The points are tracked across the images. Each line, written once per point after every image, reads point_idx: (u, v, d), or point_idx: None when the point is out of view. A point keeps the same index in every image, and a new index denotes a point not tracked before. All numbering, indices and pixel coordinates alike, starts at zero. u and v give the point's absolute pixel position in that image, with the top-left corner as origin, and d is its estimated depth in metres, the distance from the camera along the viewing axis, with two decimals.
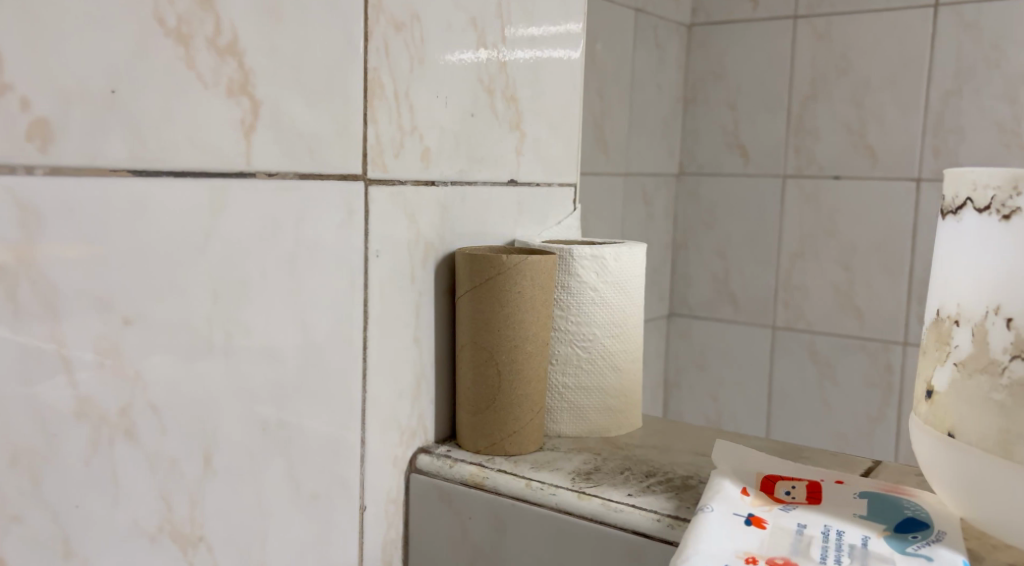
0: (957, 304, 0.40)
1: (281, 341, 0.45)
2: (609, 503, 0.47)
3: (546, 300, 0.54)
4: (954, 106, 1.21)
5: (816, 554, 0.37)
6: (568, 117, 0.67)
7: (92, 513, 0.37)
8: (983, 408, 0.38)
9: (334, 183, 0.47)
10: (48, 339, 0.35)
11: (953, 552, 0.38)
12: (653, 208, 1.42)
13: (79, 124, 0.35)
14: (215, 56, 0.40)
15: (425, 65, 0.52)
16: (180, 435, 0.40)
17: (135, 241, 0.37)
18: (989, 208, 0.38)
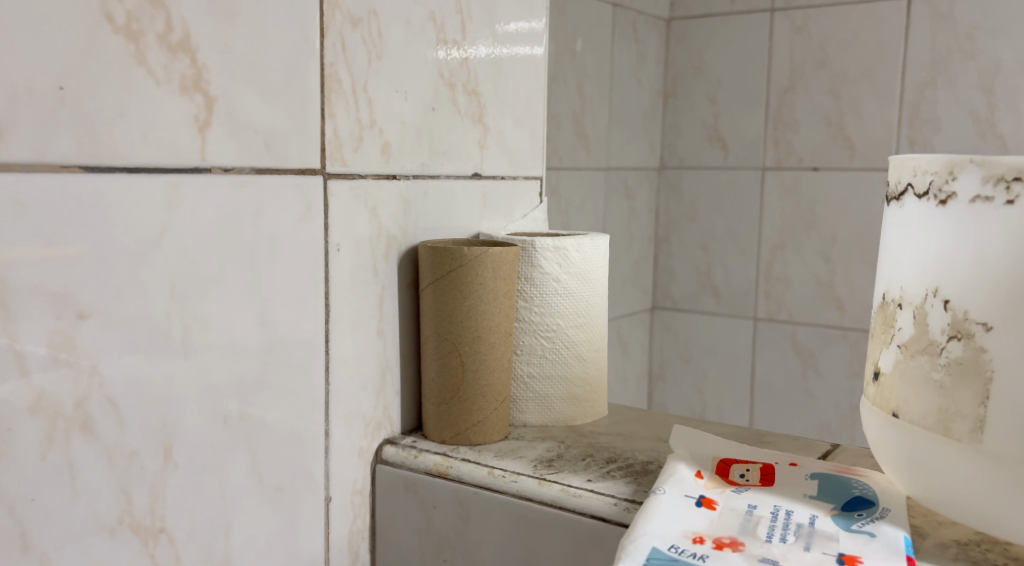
0: (900, 288, 0.41)
1: (241, 335, 0.46)
2: (568, 488, 0.47)
3: (508, 291, 0.55)
4: (928, 97, 1.22)
5: (763, 533, 0.38)
6: (533, 111, 0.68)
7: (50, 507, 0.37)
8: (925, 388, 0.39)
9: (293, 178, 0.47)
10: (1, 335, 0.35)
11: (896, 528, 0.39)
12: (635, 202, 1.43)
13: (27, 122, 0.35)
14: (167, 53, 0.40)
15: (384, 61, 0.53)
16: (139, 428, 0.41)
17: (87, 237, 0.38)
18: (928, 194, 0.39)
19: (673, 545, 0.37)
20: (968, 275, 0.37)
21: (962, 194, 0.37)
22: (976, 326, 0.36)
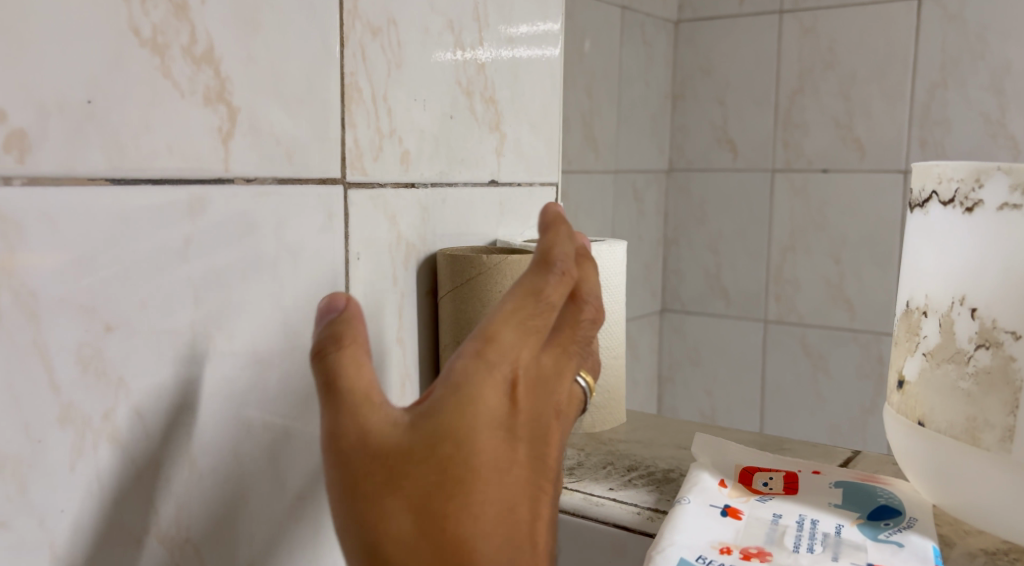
0: (925, 295, 0.41)
1: (264, 344, 0.46)
2: (590, 497, 0.47)
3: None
4: (939, 97, 1.22)
5: (790, 544, 0.38)
6: (548, 116, 0.68)
7: (78, 519, 0.38)
8: (952, 396, 0.39)
9: (314, 188, 0.47)
10: (30, 348, 0.35)
11: (924, 538, 0.39)
12: (644, 205, 1.43)
13: (55, 136, 0.35)
14: (191, 65, 0.40)
15: (403, 69, 0.53)
16: (164, 438, 0.41)
17: (115, 249, 0.38)
18: (954, 201, 0.39)
19: (700, 556, 0.37)
20: (997, 283, 0.36)
21: (989, 203, 0.37)
22: (1004, 334, 0.36)
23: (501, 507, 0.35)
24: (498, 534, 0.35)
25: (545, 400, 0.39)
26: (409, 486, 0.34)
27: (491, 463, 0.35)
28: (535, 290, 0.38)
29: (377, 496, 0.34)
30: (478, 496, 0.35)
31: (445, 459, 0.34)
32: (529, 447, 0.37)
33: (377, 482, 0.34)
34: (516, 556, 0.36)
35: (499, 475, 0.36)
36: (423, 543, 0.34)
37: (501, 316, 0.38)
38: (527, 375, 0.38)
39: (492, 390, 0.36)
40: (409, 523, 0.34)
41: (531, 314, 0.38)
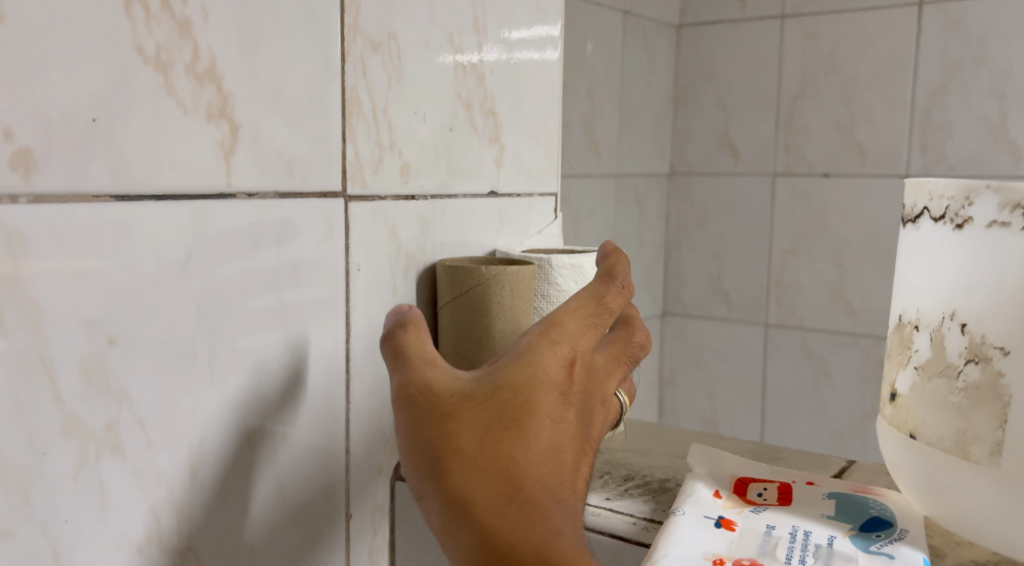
0: (917, 310, 0.41)
1: (265, 355, 0.46)
2: (587, 507, 0.48)
3: (526, 308, 0.56)
4: (940, 103, 1.22)
5: (782, 555, 0.39)
6: (547, 126, 0.68)
7: (81, 528, 0.38)
8: (942, 410, 0.39)
9: (315, 201, 0.48)
10: (35, 361, 0.36)
11: (914, 550, 0.39)
12: (645, 208, 1.43)
13: (61, 153, 0.36)
14: (194, 82, 0.41)
15: (404, 83, 0.53)
16: (166, 449, 0.42)
17: (117, 263, 0.38)
18: (944, 218, 0.39)
19: None
20: (986, 300, 0.37)
21: (978, 219, 0.37)
22: (993, 350, 0.37)
23: (554, 450, 0.38)
24: (551, 473, 0.38)
25: (595, 381, 0.42)
26: (475, 414, 0.38)
27: (548, 413, 0.39)
28: (597, 294, 0.43)
29: (444, 422, 0.38)
30: (536, 434, 0.38)
31: (507, 399, 0.39)
32: (581, 414, 0.40)
33: (445, 413, 0.39)
34: (566, 498, 0.38)
35: (554, 423, 0.39)
36: (484, 462, 0.37)
37: (566, 308, 0.42)
38: (584, 355, 0.41)
39: (554, 359, 0.40)
40: (472, 443, 0.37)
41: (594, 311, 0.42)
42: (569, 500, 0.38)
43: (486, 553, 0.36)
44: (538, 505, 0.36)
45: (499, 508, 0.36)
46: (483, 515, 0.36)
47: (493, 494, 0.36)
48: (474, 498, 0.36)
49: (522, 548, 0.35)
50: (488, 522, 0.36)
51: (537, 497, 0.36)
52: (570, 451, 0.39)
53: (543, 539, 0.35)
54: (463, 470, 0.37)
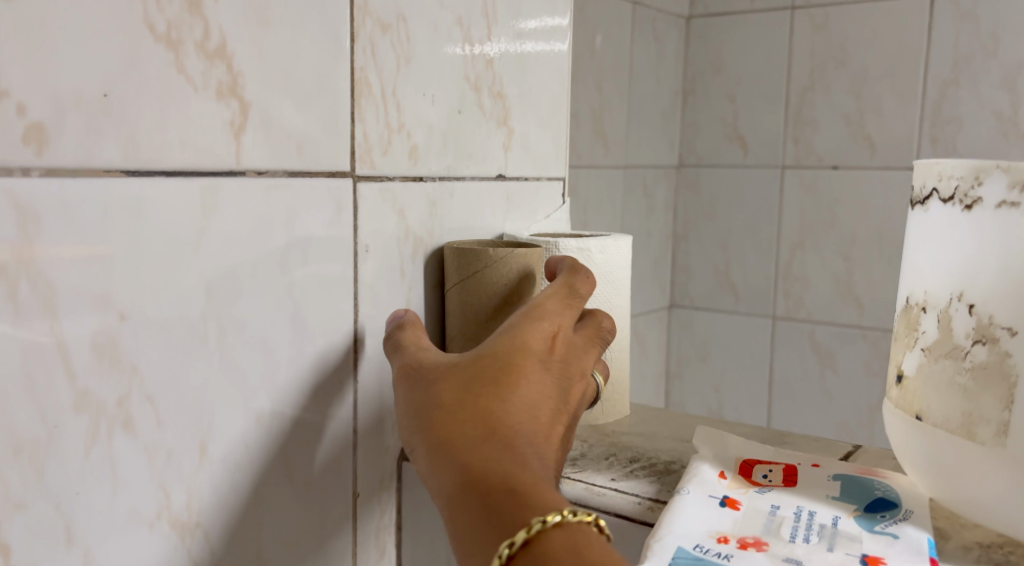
0: (925, 291, 0.41)
1: (274, 334, 0.47)
2: (592, 487, 0.48)
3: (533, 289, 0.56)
4: (951, 96, 1.22)
5: (787, 534, 0.39)
6: (556, 112, 0.68)
7: (93, 502, 0.39)
8: (948, 391, 0.39)
9: (324, 181, 0.48)
10: (48, 337, 0.36)
11: (919, 530, 0.39)
12: (653, 200, 1.43)
13: (73, 129, 0.36)
14: (204, 60, 0.41)
15: (412, 65, 0.53)
16: (176, 425, 0.42)
17: (128, 240, 0.39)
18: (953, 198, 0.39)
19: (698, 545, 0.38)
20: (994, 280, 0.37)
21: (988, 200, 0.37)
22: (1000, 330, 0.37)
23: (530, 404, 0.42)
24: (526, 420, 0.41)
25: (570, 359, 0.47)
26: (461, 375, 0.43)
27: (528, 374, 0.43)
28: (571, 285, 0.50)
29: (434, 384, 0.43)
30: (514, 389, 0.42)
31: (490, 362, 0.43)
32: (556, 384, 0.45)
33: (436, 380, 0.44)
34: (537, 444, 0.40)
35: (531, 382, 0.43)
36: (465, 407, 0.41)
37: (544, 295, 0.49)
38: (560, 334, 0.47)
39: (533, 334, 0.46)
40: (456, 395, 0.42)
41: (564, 298, 0.49)
42: (541, 447, 0.40)
43: (460, 480, 0.37)
44: (509, 441, 0.39)
45: (473, 442, 0.39)
46: (459, 450, 0.39)
47: (471, 432, 0.39)
48: (453, 435, 0.39)
49: (490, 472, 0.37)
50: (464, 454, 0.38)
51: (510, 435, 0.39)
52: (543, 410, 0.42)
53: (510, 465, 0.37)
54: (446, 416, 0.40)
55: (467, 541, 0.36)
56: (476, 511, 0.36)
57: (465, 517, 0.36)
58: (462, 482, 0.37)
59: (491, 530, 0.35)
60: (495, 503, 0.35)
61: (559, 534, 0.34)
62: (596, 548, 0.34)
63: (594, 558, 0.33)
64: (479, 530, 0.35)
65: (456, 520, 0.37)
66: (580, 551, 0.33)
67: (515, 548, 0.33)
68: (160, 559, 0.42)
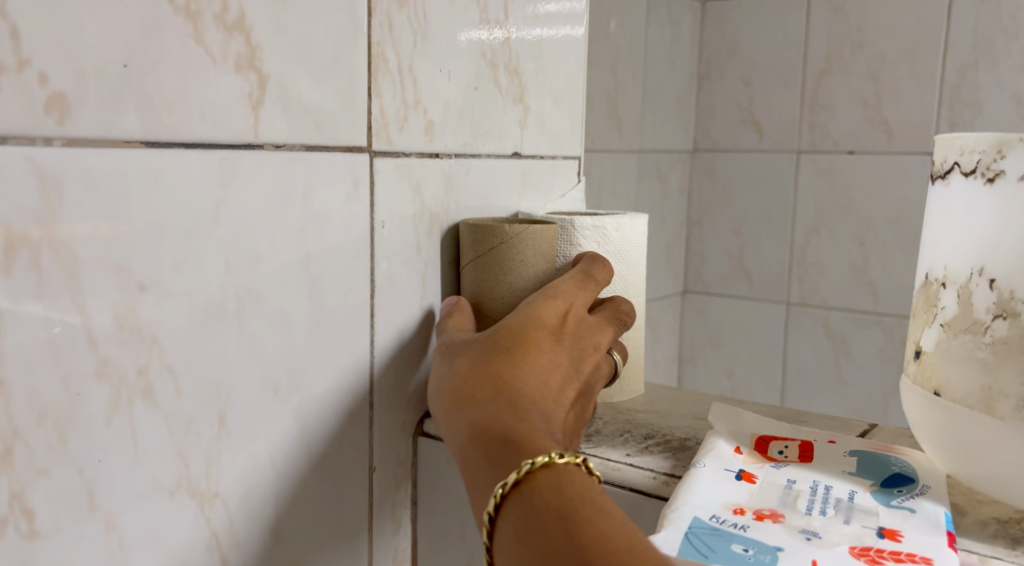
0: (944, 267, 0.41)
1: (292, 308, 0.47)
2: (608, 462, 0.48)
3: (547, 267, 0.56)
4: (970, 79, 1.20)
5: (803, 507, 0.39)
6: (572, 91, 0.68)
7: (115, 469, 0.39)
8: (967, 366, 0.39)
9: (341, 156, 0.48)
10: (70, 305, 0.37)
11: (936, 504, 0.39)
12: (667, 185, 1.42)
13: (95, 99, 0.36)
14: (223, 33, 0.41)
15: (429, 40, 0.53)
16: (195, 395, 0.42)
17: (148, 211, 0.39)
18: (975, 172, 0.39)
19: (714, 516, 0.38)
20: (1018, 254, 0.37)
21: (1011, 173, 0.37)
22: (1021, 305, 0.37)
23: (542, 369, 0.45)
24: (535, 381, 0.44)
25: (583, 333, 0.50)
26: (480, 344, 0.47)
27: (541, 343, 0.47)
28: (586, 272, 0.54)
29: (458, 356, 0.47)
30: (529, 355, 0.45)
31: (507, 332, 0.47)
32: (569, 355, 0.48)
33: (460, 352, 0.48)
34: (546, 404, 0.43)
35: (545, 350, 0.46)
36: (479, 370, 0.44)
37: (561, 279, 0.53)
38: (574, 310, 0.50)
39: (547, 308, 0.49)
40: (475, 361, 0.45)
41: (580, 281, 0.53)
42: (549, 406, 0.44)
43: (469, 433, 0.41)
44: (518, 399, 0.42)
45: (483, 399, 0.42)
46: (471, 407, 0.43)
47: (483, 392, 0.43)
48: (468, 395, 0.43)
49: (495, 424, 0.40)
50: (474, 411, 0.42)
51: (519, 393, 0.43)
52: (555, 376, 0.46)
53: (513, 418, 0.41)
54: (464, 380, 0.44)
55: (474, 486, 0.39)
56: (481, 458, 0.40)
57: (474, 466, 0.40)
58: (471, 435, 0.41)
59: (492, 474, 0.39)
60: (496, 450, 0.39)
61: (545, 473, 0.37)
62: (578, 484, 0.36)
63: (576, 492, 0.36)
64: (483, 474, 0.39)
65: (466, 469, 0.41)
66: (562, 486, 0.36)
67: (508, 488, 0.37)
68: (180, 527, 0.43)
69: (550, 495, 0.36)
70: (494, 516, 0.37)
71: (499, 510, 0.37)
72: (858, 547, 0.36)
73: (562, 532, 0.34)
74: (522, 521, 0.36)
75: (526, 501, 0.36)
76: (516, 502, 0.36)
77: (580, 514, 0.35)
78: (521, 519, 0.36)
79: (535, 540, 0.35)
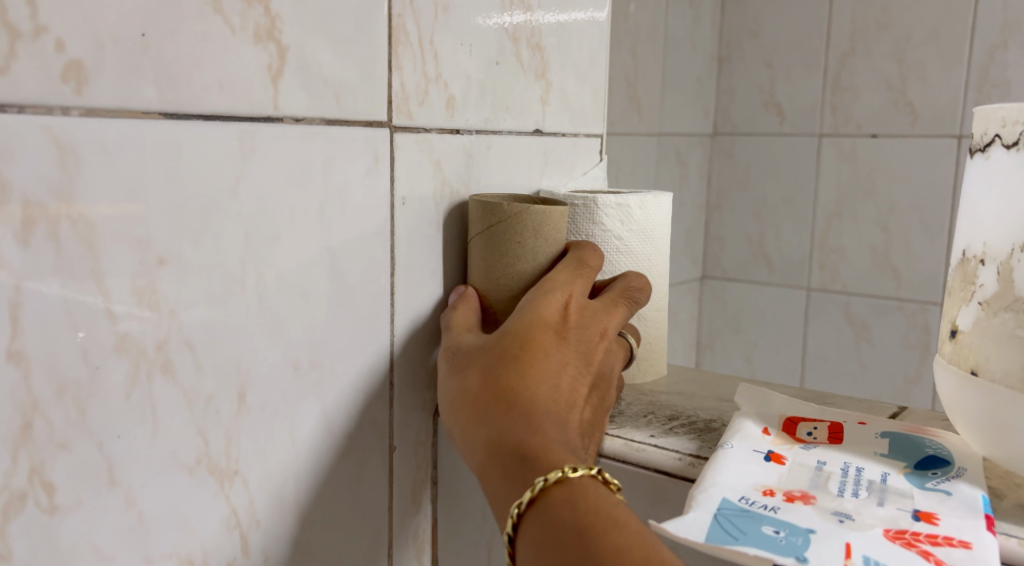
0: (983, 243, 0.40)
1: (312, 284, 0.46)
2: (632, 443, 0.47)
3: (552, 249, 0.53)
4: (999, 60, 1.17)
5: (834, 489, 0.38)
6: (595, 68, 0.67)
7: (135, 445, 0.39)
8: (1007, 345, 0.38)
9: (360, 130, 0.47)
10: (88, 278, 0.36)
11: (973, 487, 0.38)
12: (687, 168, 1.41)
13: (113, 68, 0.36)
14: (242, 2, 0.40)
15: (450, 13, 0.52)
16: (215, 372, 0.42)
17: (166, 184, 0.38)
18: (1018, 144, 0.37)
19: (743, 497, 0.37)
20: None
21: None
22: None
23: (552, 372, 0.44)
24: (546, 388, 0.43)
25: (587, 322, 0.48)
26: (486, 351, 0.45)
27: (547, 343, 0.45)
28: (580, 257, 0.52)
29: (465, 367, 0.46)
30: (537, 360, 0.44)
31: (511, 335, 0.45)
32: (578, 350, 0.47)
33: (465, 360, 0.46)
34: (558, 410, 0.43)
35: (552, 351, 0.45)
36: (488, 383, 0.43)
37: (556, 269, 0.51)
38: (575, 301, 0.48)
39: (549, 304, 0.47)
40: (482, 373, 0.44)
41: (576, 268, 0.51)
42: (562, 411, 0.43)
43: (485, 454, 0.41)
44: (528, 411, 0.41)
45: (494, 415, 0.42)
46: (484, 424, 0.42)
47: (493, 407, 0.42)
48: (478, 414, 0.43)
49: (507, 442, 0.40)
50: (486, 427, 0.42)
51: (529, 404, 0.42)
52: (566, 376, 0.45)
53: (524, 433, 0.40)
54: (474, 395, 0.44)
55: (495, 506, 0.40)
56: (497, 477, 0.40)
57: (494, 486, 0.40)
58: (488, 454, 0.41)
59: (508, 491, 0.39)
60: (515, 471, 0.39)
61: (559, 489, 0.37)
62: (593, 497, 0.37)
63: (590, 506, 0.36)
64: (500, 492, 0.40)
65: (486, 488, 0.41)
66: (577, 500, 0.37)
67: (523, 508, 0.38)
68: (200, 505, 0.42)
69: (564, 511, 0.37)
70: (513, 536, 0.38)
71: (517, 530, 0.38)
72: (893, 530, 0.35)
73: (577, 547, 0.35)
74: (539, 540, 0.37)
75: (541, 518, 0.37)
76: (532, 520, 0.37)
77: (593, 530, 0.36)
78: (537, 538, 0.37)
79: (551, 557, 0.36)
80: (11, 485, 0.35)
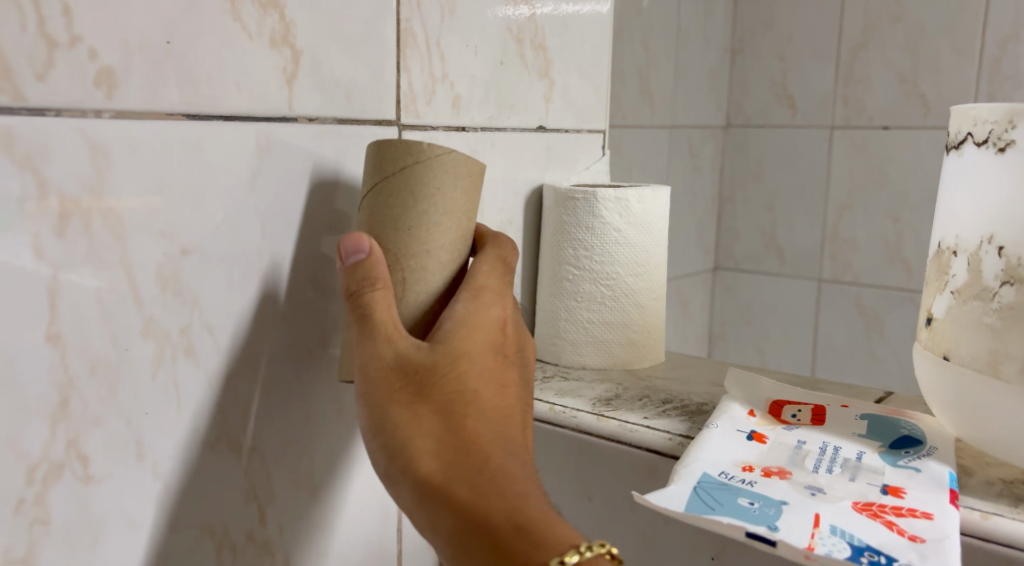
0: (956, 236, 0.42)
1: (324, 273, 0.49)
2: (626, 424, 0.50)
3: (465, 198, 0.48)
4: (1011, 51, 1.18)
5: (810, 465, 0.41)
6: (598, 66, 0.69)
7: (160, 422, 0.42)
8: (975, 331, 0.40)
9: (370, 128, 0.50)
10: (118, 266, 0.39)
11: (942, 465, 0.40)
12: (699, 161, 1.42)
13: (140, 74, 0.39)
14: (259, 9, 0.43)
15: (456, 15, 0.55)
16: (233, 355, 0.45)
17: (188, 180, 0.41)
18: (987, 142, 0.40)
19: (723, 472, 0.40)
20: None
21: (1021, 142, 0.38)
22: None
23: (503, 412, 0.43)
24: (505, 434, 0.42)
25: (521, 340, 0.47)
26: (439, 386, 0.42)
27: (496, 376, 0.44)
28: (504, 259, 0.49)
29: (417, 403, 0.41)
30: (488, 403, 0.43)
31: (462, 369, 0.42)
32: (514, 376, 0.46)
33: (411, 388, 0.41)
34: (517, 455, 0.42)
35: (501, 388, 0.44)
36: (452, 432, 0.41)
37: (481, 267, 0.48)
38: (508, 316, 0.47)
39: (488, 320, 0.45)
40: (442, 418, 0.41)
41: (503, 272, 0.49)
42: (521, 455, 0.42)
43: (461, 520, 0.39)
44: (501, 469, 0.40)
45: (467, 474, 0.40)
46: (454, 483, 0.39)
47: (462, 464, 0.40)
48: (445, 472, 0.40)
49: (493, 509, 0.39)
50: (460, 487, 0.39)
51: (498, 459, 0.41)
52: (512, 412, 0.44)
53: (510, 498, 0.39)
54: (435, 446, 0.40)
55: None
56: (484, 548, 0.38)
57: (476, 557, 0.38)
58: (467, 523, 0.39)
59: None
60: (507, 542, 0.38)
61: None
62: None
63: None
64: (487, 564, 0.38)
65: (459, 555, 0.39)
66: None
67: None
68: (221, 479, 0.45)
69: None
70: None
71: None
72: (860, 502, 0.37)
73: None
74: None
75: None
76: None
77: None
78: None
79: None
80: (50, 456, 0.38)
